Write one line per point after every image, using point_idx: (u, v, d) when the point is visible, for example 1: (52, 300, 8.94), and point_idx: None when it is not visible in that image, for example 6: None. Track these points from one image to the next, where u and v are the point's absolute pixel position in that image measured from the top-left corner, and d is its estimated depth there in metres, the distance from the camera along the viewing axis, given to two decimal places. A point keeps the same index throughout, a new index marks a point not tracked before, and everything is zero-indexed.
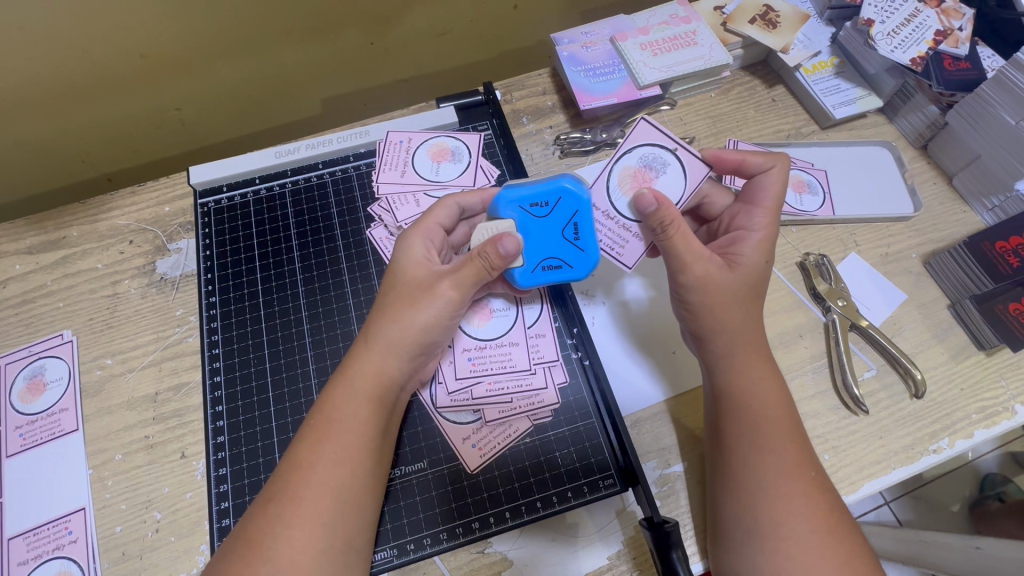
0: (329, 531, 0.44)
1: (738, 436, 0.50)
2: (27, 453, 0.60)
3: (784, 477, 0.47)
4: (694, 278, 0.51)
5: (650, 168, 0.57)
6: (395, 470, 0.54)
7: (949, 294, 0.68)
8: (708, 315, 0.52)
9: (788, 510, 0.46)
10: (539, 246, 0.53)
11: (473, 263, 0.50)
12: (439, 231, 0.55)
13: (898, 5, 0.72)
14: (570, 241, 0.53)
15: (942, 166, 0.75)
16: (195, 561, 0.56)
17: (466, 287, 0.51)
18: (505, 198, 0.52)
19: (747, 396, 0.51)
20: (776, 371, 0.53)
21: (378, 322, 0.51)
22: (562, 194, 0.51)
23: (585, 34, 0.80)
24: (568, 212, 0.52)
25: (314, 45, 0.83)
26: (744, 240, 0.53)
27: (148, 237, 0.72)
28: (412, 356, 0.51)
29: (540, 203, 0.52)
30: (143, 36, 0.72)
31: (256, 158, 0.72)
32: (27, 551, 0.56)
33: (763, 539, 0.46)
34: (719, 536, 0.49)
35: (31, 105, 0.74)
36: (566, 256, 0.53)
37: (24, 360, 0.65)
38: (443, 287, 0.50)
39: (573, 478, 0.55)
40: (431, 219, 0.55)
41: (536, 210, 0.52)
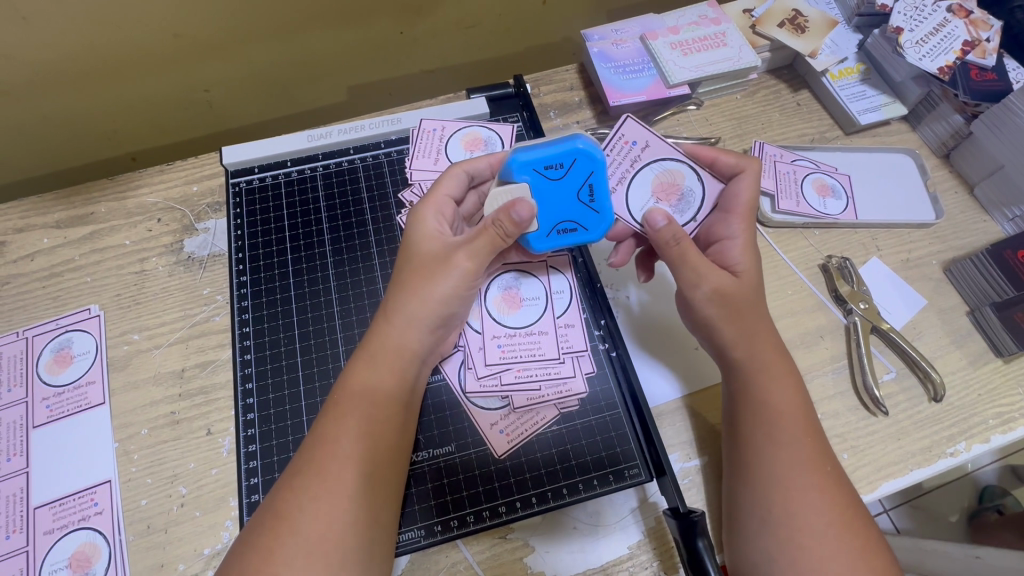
0: (361, 505, 0.45)
1: (755, 429, 0.50)
2: (53, 425, 0.61)
3: (800, 470, 0.48)
4: (709, 291, 0.52)
5: (681, 195, 0.58)
6: (420, 454, 0.55)
7: (969, 301, 0.69)
8: (727, 318, 0.52)
9: (804, 501, 0.47)
10: (554, 209, 0.53)
11: (488, 234, 0.50)
12: (448, 204, 0.56)
13: (927, 14, 0.73)
14: (586, 203, 0.53)
15: (964, 174, 0.77)
16: (220, 536, 0.56)
17: (481, 256, 0.51)
18: (518, 161, 0.51)
19: (768, 391, 0.51)
20: (791, 368, 0.53)
21: (396, 301, 0.51)
22: (576, 151, 0.51)
23: (615, 31, 0.80)
24: (583, 174, 0.52)
25: (344, 31, 0.83)
26: (729, 249, 0.54)
27: (176, 216, 0.73)
28: (433, 329, 0.52)
29: (555, 165, 0.51)
30: (177, 17, 0.72)
31: (289, 141, 0.72)
32: (52, 521, 0.57)
33: (774, 530, 0.47)
34: (734, 526, 0.50)
35: (62, 80, 0.74)
36: (582, 219, 0.54)
37: (50, 333, 0.66)
38: (458, 259, 0.51)
39: (598, 466, 0.55)
40: (440, 191, 0.55)
41: (551, 173, 0.52)
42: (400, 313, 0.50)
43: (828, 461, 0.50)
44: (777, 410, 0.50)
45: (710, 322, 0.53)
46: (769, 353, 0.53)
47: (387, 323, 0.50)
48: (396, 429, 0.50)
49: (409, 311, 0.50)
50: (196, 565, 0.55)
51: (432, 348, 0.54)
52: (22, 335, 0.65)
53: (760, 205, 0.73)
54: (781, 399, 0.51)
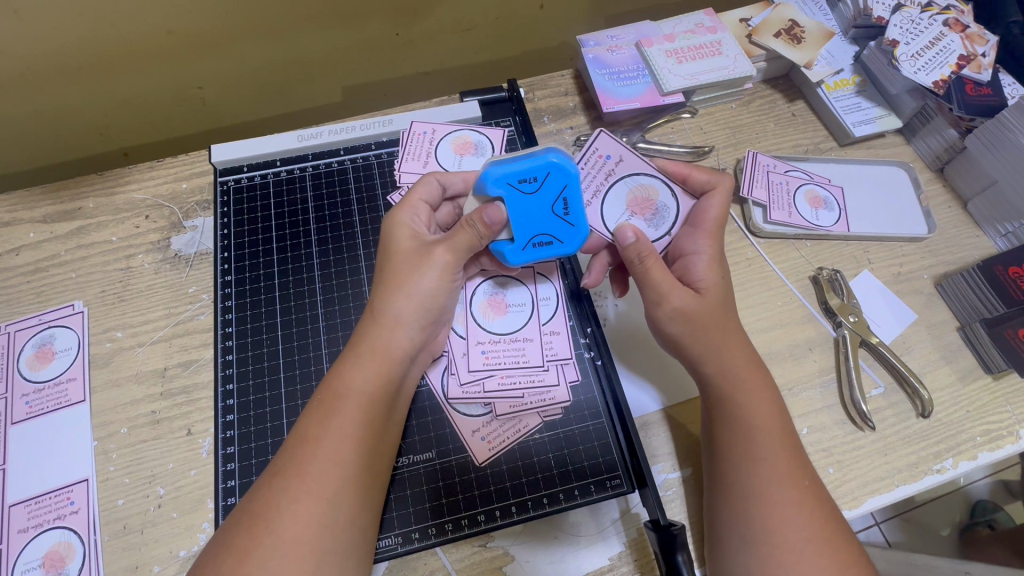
0: (338, 510, 0.44)
1: (732, 446, 0.50)
2: (32, 421, 0.60)
3: (782, 486, 0.47)
4: (674, 308, 0.52)
5: (654, 210, 0.58)
6: (402, 459, 0.54)
7: (959, 316, 0.68)
8: (699, 333, 0.52)
9: (784, 518, 0.46)
10: (529, 222, 0.52)
11: (467, 228, 0.50)
12: (424, 209, 0.56)
13: (923, 27, 0.73)
14: (560, 216, 0.52)
15: (957, 189, 0.76)
16: (196, 539, 0.56)
17: (460, 250, 0.51)
18: (491, 175, 0.50)
19: (748, 405, 0.51)
20: (769, 382, 0.53)
21: (381, 300, 0.51)
22: (549, 164, 0.50)
23: (610, 37, 0.80)
24: (556, 187, 0.51)
25: (339, 32, 0.83)
26: (693, 266, 0.53)
27: (164, 213, 0.72)
28: (422, 327, 0.52)
29: (529, 178, 0.51)
30: (170, 13, 0.72)
31: (278, 141, 0.72)
32: (28, 519, 0.56)
33: (754, 548, 0.46)
34: (715, 542, 0.49)
35: (53, 74, 0.74)
36: (557, 232, 0.53)
37: (33, 328, 0.65)
38: (437, 252, 0.51)
39: (579, 476, 0.55)
40: (415, 195, 0.55)
41: (525, 186, 0.51)
42: (389, 314, 0.50)
43: (808, 476, 0.49)
44: (753, 425, 0.50)
45: (676, 339, 0.53)
46: (746, 367, 0.52)
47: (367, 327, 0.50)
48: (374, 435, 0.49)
49: (398, 311, 0.50)
50: (172, 566, 0.55)
51: (422, 346, 0.54)
52: (4, 330, 0.65)
53: (752, 215, 0.72)
54: (758, 413, 0.51)
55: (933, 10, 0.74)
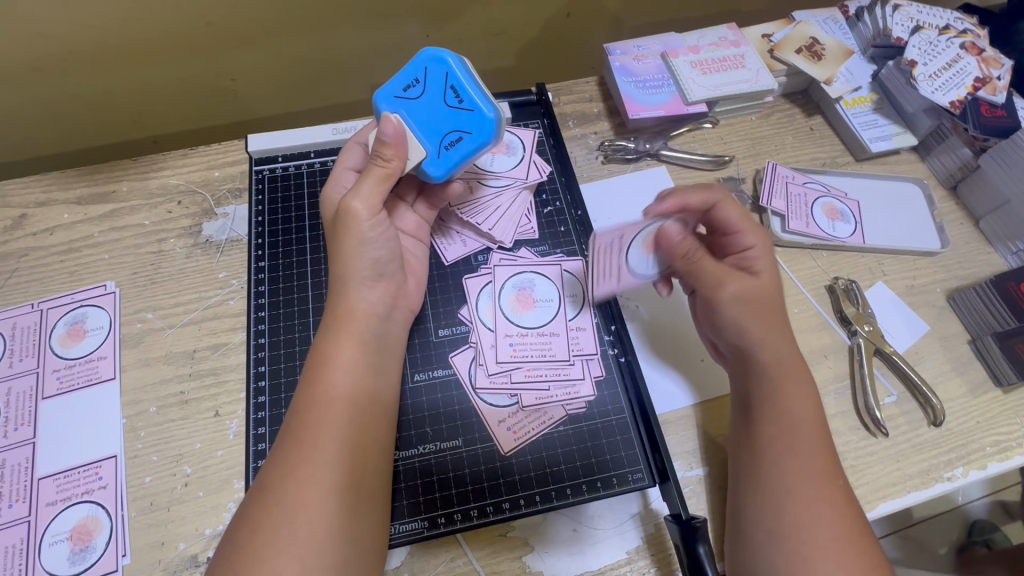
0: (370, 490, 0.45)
1: (773, 442, 0.51)
2: (62, 397, 0.61)
3: (811, 482, 0.49)
4: (733, 291, 0.56)
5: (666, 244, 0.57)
6: (399, 453, 0.54)
7: (970, 329, 0.70)
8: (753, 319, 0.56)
9: (815, 515, 0.47)
10: (428, 123, 0.55)
11: (367, 169, 0.53)
12: (349, 174, 0.62)
13: (941, 49, 0.76)
14: (456, 108, 0.54)
15: (969, 207, 0.78)
16: (221, 518, 0.56)
17: (371, 194, 0.52)
18: (383, 93, 0.56)
19: (788, 402, 0.53)
20: (807, 379, 0.55)
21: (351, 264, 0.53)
22: (427, 62, 0.54)
23: (637, 46, 0.82)
24: (440, 82, 0.54)
25: (372, 31, 0.85)
26: (748, 257, 0.58)
27: (196, 199, 0.74)
28: (372, 281, 0.54)
29: (412, 84, 0.55)
30: (212, 6, 0.74)
31: (313, 133, 0.73)
32: (56, 493, 0.57)
33: (783, 545, 0.47)
34: (739, 540, 0.50)
35: (94, 59, 0.76)
36: (460, 124, 0.54)
37: (65, 307, 0.66)
38: (353, 205, 0.52)
39: (603, 469, 0.55)
40: (340, 165, 0.62)
41: (411, 91, 0.55)
42: (339, 277, 0.52)
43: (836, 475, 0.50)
44: (790, 423, 0.52)
45: (736, 322, 0.56)
46: (787, 362, 0.55)
47: None
48: None
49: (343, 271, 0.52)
50: (197, 544, 0.55)
51: (383, 301, 0.55)
52: (36, 307, 0.66)
53: (771, 224, 0.74)
54: (796, 410, 0.52)
55: (950, 33, 0.77)
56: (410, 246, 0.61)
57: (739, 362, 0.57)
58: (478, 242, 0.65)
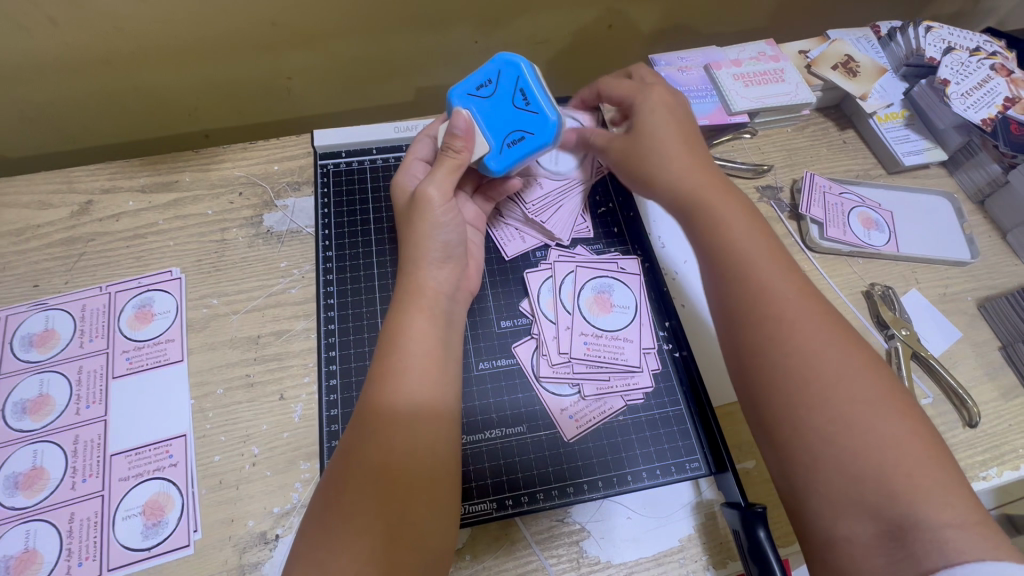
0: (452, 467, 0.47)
1: (799, 388, 0.45)
2: (132, 377, 0.63)
3: (850, 378, 0.45)
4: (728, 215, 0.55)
5: (604, 292, 0.63)
6: (467, 436, 0.57)
7: (1001, 337, 0.73)
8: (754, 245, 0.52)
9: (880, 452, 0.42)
10: (497, 121, 0.59)
11: (442, 161, 0.57)
12: (420, 164, 0.63)
13: (972, 69, 0.80)
14: (522, 108, 0.58)
15: (997, 221, 0.82)
16: (289, 497, 0.58)
17: (445, 181, 0.56)
18: (456, 92, 0.61)
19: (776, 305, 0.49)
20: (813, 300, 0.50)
21: (429, 256, 0.56)
22: (501, 65, 0.59)
23: (681, 58, 0.86)
24: (511, 84, 0.59)
25: (424, 35, 0.88)
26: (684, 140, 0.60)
27: (257, 191, 0.76)
28: (441, 263, 0.57)
29: (486, 84, 0.60)
30: (279, 7, 0.77)
31: (375, 131, 0.76)
32: (128, 469, 0.58)
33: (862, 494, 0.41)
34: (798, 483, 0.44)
35: (160, 54, 0.79)
36: (523, 124, 0.58)
37: (132, 290, 0.68)
38: (429, 191, 0.56)
39: (661, 458, 0.58)
40: (411, 155, 0.64)
41: (483, 91, 0.60)
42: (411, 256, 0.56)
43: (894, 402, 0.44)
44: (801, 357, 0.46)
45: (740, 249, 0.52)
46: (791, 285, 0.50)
47: None
48: None
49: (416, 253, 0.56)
50: (265, 522, 0.57)
51: (453, 284, 0.58)
52: (105, 290, 0.68)
53: (810, 230, 0.78)
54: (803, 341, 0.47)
55: (981, 54, 0.81)
56: (473, 236, 0.63)
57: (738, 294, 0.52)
58: (536, 239, 0.68)
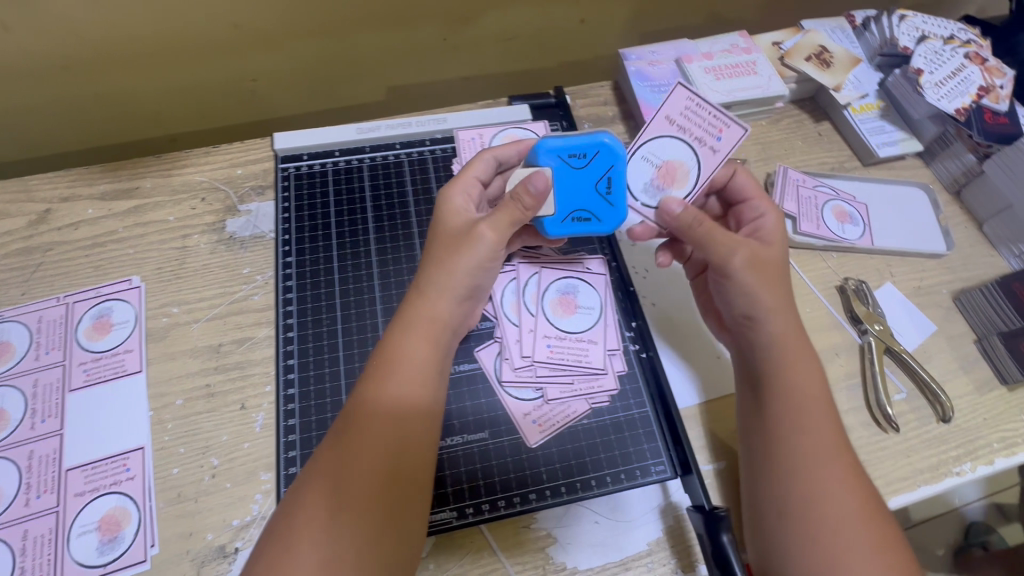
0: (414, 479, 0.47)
1: (781, 426, 0.52)
2: (89, 389, 0.62)
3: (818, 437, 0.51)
4: (744, 259, 0.55)
5: (568, 292, 0.62)
6: (444, 440, 0.56)
7: (976, 329, 0.72)
8: (764, 285, 0.55)
9: (836, 500, 0.48)
10: (573, 196, 0.58)
11: (507, 209, 0.53)
12: (477, 185, 0.59)
13: (946, 58, 0.78)
14: (602, 195, 0.58)
15: (973, 212, 0.81)
16: (249, 509, 0.57)
17: (504, 229, 0.54)
18: (546, 146, 0.56)
19: (793, 376, 0.53)
20: (814, 361, 0.55)
21: (429, 272, 0.54)
22: (600, 148, 0.56)
23: (652, 52, 0.84)
24: (603, 167, 0.57)
25: (390, 34, 0.87)
26: (762, 224, 0.59)
27: (219, 196, 0.75)
28: (461, 300, 0.55)
29: (578, 154, 0.56)
30: (238, 7, 0.75)
31: (337, 132, 0.74)
32: (84, 484, 0.57)
33: (809, 530, 0.47)
34: (758, 514, 0.52)
35: (120, 58, 0.77)
36: (597, 210, 0.59)
37: (91, 300, 0.67)
38: (481, 231, 0.53)
39: (626, 462, 0.56)
40: (470, 172, 0.59)
41: (575, 161, 0.57)
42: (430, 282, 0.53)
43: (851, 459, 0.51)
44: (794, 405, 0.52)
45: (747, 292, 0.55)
46: (792, 342, 0.55)
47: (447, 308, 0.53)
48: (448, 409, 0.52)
49: (437, 280, 0.53)
50: (224, 535, 0.56)
51: (462, 321, 0.56)
52: (62, 300, 0.67)
53: None
54: (798, 392, 0.53)
55: (955, 42, 0.80)
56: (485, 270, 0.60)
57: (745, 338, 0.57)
58: None
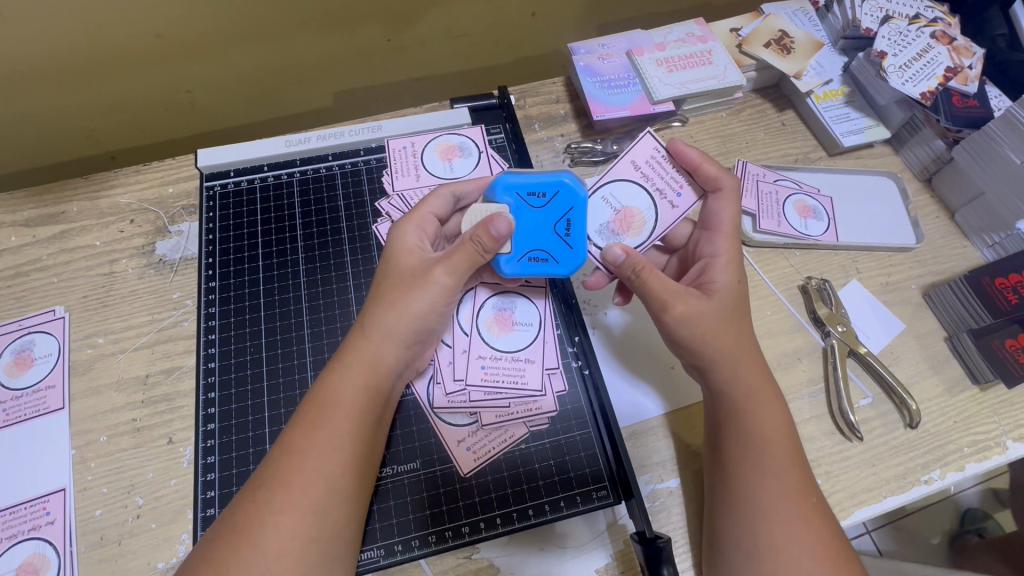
0: (341, 534, 0.44)
1: (743, 458, 0.49)
2: (9, 429, 0.59)
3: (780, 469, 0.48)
4: (679, 312, 0.51)
5: (505, 308, 0.58)
6: (385, 469, 0.53)
7: (948, 327, 0.68)
8: (707, 337, 0.51)
9: (788, 536, 0.46)
10: (531, 235, 0.52)
11: (464, 250, 0.49)
12: (433, 222, 0.55)
13: (911, 39, 0.74)
14: (562, 236, 0.53)
15: (946, 200, 0.77)
16: (175, 550, 0.54)
17: (461, 273, 0.50)
18: (505, 182, 0.52)
19: (753, 416, 0.50)
20: (778, 395, 0.53)
21: (373, 311, 0.50)
22: (561, 188, 0.52)
23: (602, 45, 0.80)
24: (563, 207, 0.53)
25: (328, 37, 0.83)
26: (712, 267, 0.53)
27: (149, 217, 0.71)
28: (410, 344, 0.51)
29: (538, 193, 0.52)
30: (159, 17, 0.71)
31: (266, 146, 0.72)
32: (2, 530, 0.55)
33: (758, 564, 0.45)
34: (715, 556, 0.49)
35: (41, 77, 0.73)
36: (553, 250, 0.53)
37: (12, 334, 0.64)
38: (436, 274, 0.50)
39: (566, 487, 0.54)
40: (426, 208, 0.55)
41: (533, 200, 0.52)
42: (378, 328, 0.49)
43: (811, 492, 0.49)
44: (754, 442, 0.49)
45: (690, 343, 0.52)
46: (755, 382, 0.52)
47: (367, 336, 0.49)
48: (373, 443, 0.49)
49: (387, 326, 0.49)
50: None
51: (407, 363, 0.53)
52: None
53: (742, 224, 0.72)
54: (759, 430, 0.50)
55: (920, 22, 0.75)
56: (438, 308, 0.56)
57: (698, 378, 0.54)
58: None
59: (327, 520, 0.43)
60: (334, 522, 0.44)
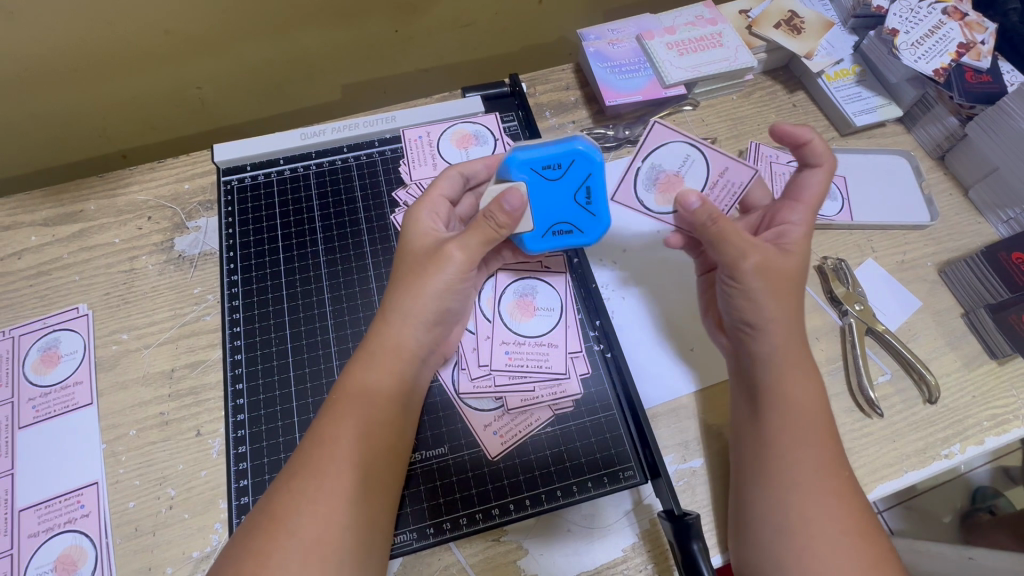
0: (378, 517, 0.45)
1: (778, 435, 0.50)
2: (40, 425, 0.60)
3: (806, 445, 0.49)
4: (755, 264, 0.51)
5: (527, 295, 0.59)
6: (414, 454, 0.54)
7: (964, 303, 0.68)
8: (774, 292, 0.52)
9: (810, 511, 0.46)
10: (552, 209, 0.53)
11: (479, 228, 0.50)
12: (444, 204, 0.56)
13: (923, 15, 0.73)
14: (582, 206, 0.53)
15: (959, 177, 0.77)
16: (208, 539, 0.55)
17: (475, 248, 0.51)
18: (516, 159, 0.50)
19: (775, 393, 0.51)
20: (815, 370, 0.52)
21: (399, 299, 0.51)
22: (576, 157, 0.50)
23: (612, 30, 0.80)
24: (581, 175, 0.51)
25: (338, 30, 0.83)
26: (789, 232, 0.55)
27: (166, 214, 0.71)
28: (429, 326, 0.52)
29: (553, 165, 0.51)
30: (170, 13, 0.71)
31: (281, 140, 0.72)
32: (38, 523, 0.56)
33: (789, 540, 0.46)
34: (739, 532, 0.50)
35: (53, 76, 0.73)
36: (577, 221, 0.54)
37: (37, 332, 0.65)
38: (451, 251, 0.51)
39: (592, 468, 0.55)
40: (435, 192, 0.56)
41: (549, 172, 0.51)
42: (408, 314, 0.50)
43: (841, 467, 0.49)
44: (793, 414, 0.50)
45: (752, 296, 0.52)
46: (794, 351, 0.52)
47: (395, 323, 0.50)
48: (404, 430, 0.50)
49: (418, 312, 0.50)
50: (185, 568, 0.54)
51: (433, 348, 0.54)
52: (8, 334, 0.64)
53: None
54: (799, 401, 0.50)
55: None
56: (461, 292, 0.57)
57: (740, 345, 0.55)
58: None
59: (364, 503, 0.44)
60: (369, 506, 0.45)
